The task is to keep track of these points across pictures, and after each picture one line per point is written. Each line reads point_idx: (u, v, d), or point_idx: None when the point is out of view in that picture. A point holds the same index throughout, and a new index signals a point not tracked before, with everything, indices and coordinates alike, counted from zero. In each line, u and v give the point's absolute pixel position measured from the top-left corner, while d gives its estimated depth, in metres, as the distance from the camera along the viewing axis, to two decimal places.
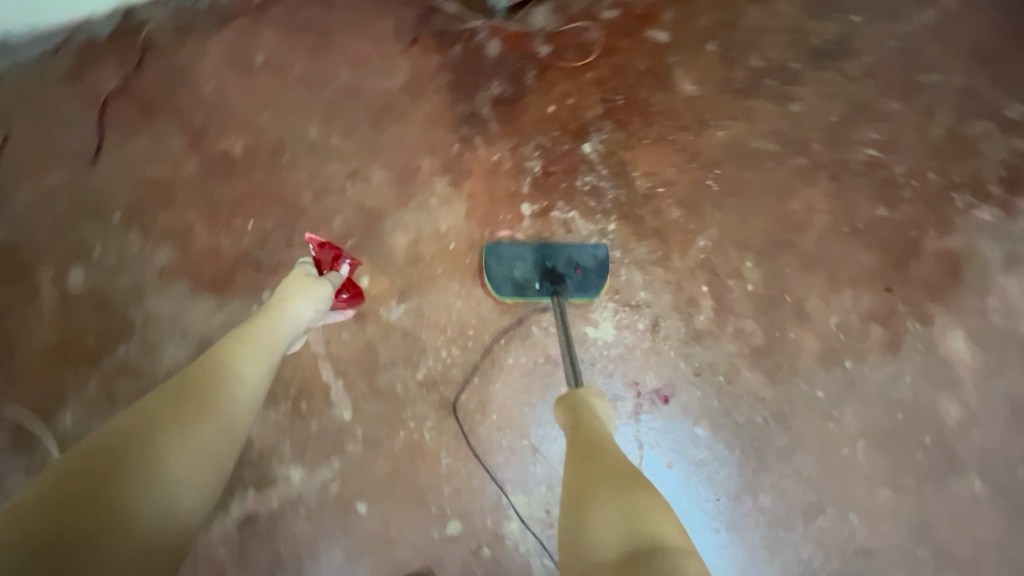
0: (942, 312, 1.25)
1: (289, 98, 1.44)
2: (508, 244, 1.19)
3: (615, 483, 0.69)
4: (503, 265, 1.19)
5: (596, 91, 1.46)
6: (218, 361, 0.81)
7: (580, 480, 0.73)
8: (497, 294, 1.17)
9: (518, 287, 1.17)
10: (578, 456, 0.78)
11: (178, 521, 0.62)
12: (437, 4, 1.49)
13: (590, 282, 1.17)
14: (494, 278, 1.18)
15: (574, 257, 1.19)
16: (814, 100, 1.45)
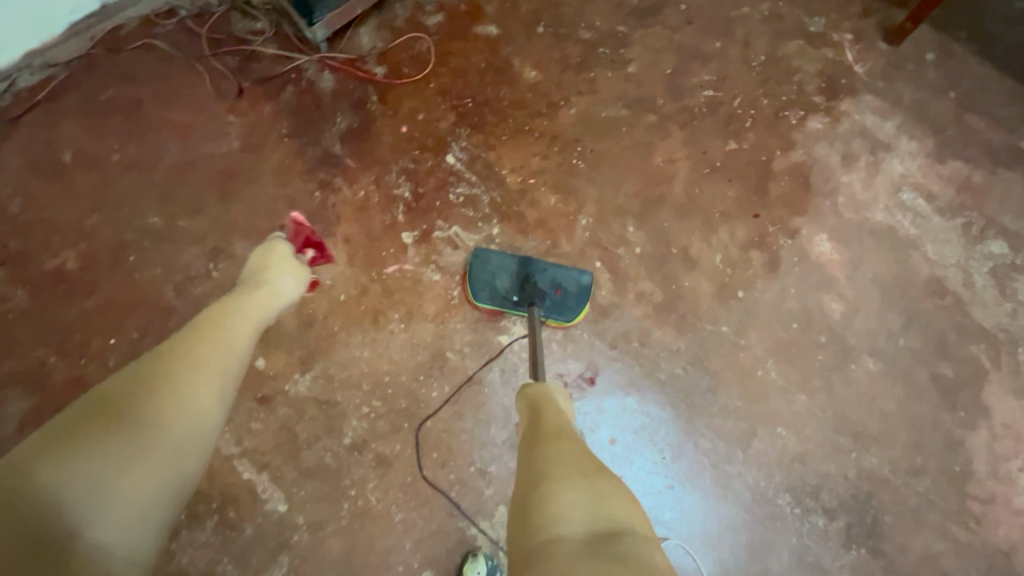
0: (804, 222, 1.37)
1: (118, 191, 1.31)
2: (495, 252, 1.21)
3: (580, 467, 0.65)
4: (487, 273, 1.20)
5: (444, 99, 1.45)
6: (188, 345, 0.76)
7: (541, 457, 0.69)
8: (472, 299, 1.19)
9: (495, 296, 1.18)
10: (537, 441, 0.73)
11: (128, 547, 0.57)
12: (255, 50, 1.44)
13: (567, 306, 1.18)
14: (475, 283, 1.19)
15: (557, 278, 1.20)
16: (646, 58, 1.53)
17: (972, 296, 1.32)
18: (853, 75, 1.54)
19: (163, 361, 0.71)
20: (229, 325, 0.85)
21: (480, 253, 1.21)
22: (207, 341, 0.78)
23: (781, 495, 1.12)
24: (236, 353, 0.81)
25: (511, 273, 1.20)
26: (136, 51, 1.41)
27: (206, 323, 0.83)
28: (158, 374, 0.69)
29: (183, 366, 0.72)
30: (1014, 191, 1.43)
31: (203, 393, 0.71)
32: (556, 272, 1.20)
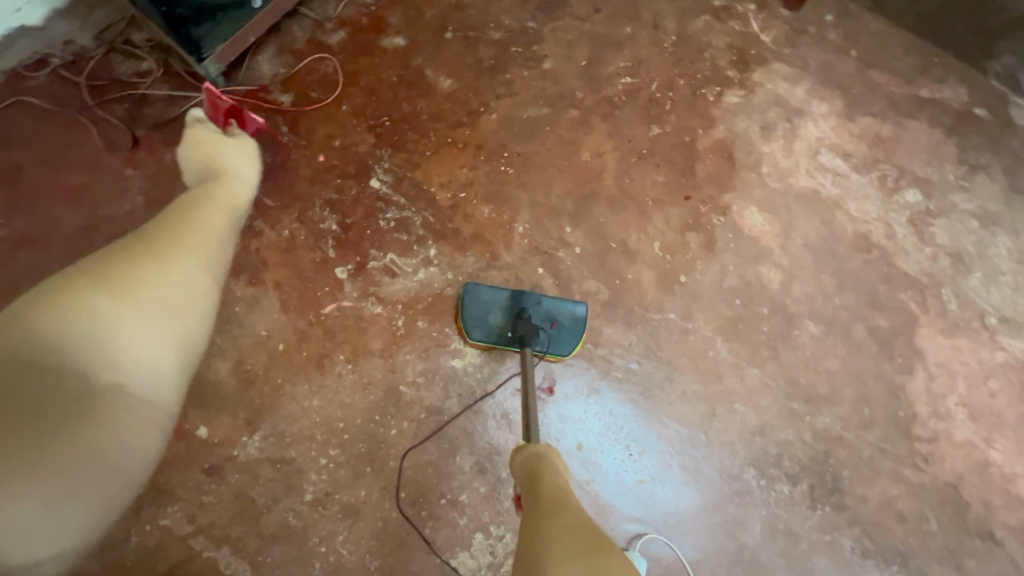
0: (733, 197, 1.40)
1: (12, 268, 1.19)
2: (486, 289, 1.17)
3: (577, 546, 0.63)
4: (480, 309, 1.17)
5: (360, 121, 1.39)
6: (163, 230, 0.82)
7: (543, 535, 0.67)
8: (465, 337, 1.16)
9: (489, 333, 1.15)
10: (537, 517, 0.72)
11: (148, 391, 0.64)
12: (145, 93, 1.34)
13: (563, 340, 1.16)
14: (468, 320, 1.17)
15: (552, 312, 1.17)
16: (560, 52, 1.51)
17: (895, 246, 1.38)
18: (760, 45, 1.57)
19: (151, 238, 0.79)
20: (209, 211, 0.92)
21: (471, 287, 1.18)
22: (190, 225, 0.85)
23: (746, 470, 1.15)
24: (199, 241, 0.83)
25: (503, 308, 1.17)
26: (7, 109, 1.29)
27: (183, 212, 0.89)
28: (148, 249, 0.76)
29: (171, 241, 0.80)
30: (920, 139, 1.50)
31: (193, 264, 0.78)
32: (551, 306, 1.18)
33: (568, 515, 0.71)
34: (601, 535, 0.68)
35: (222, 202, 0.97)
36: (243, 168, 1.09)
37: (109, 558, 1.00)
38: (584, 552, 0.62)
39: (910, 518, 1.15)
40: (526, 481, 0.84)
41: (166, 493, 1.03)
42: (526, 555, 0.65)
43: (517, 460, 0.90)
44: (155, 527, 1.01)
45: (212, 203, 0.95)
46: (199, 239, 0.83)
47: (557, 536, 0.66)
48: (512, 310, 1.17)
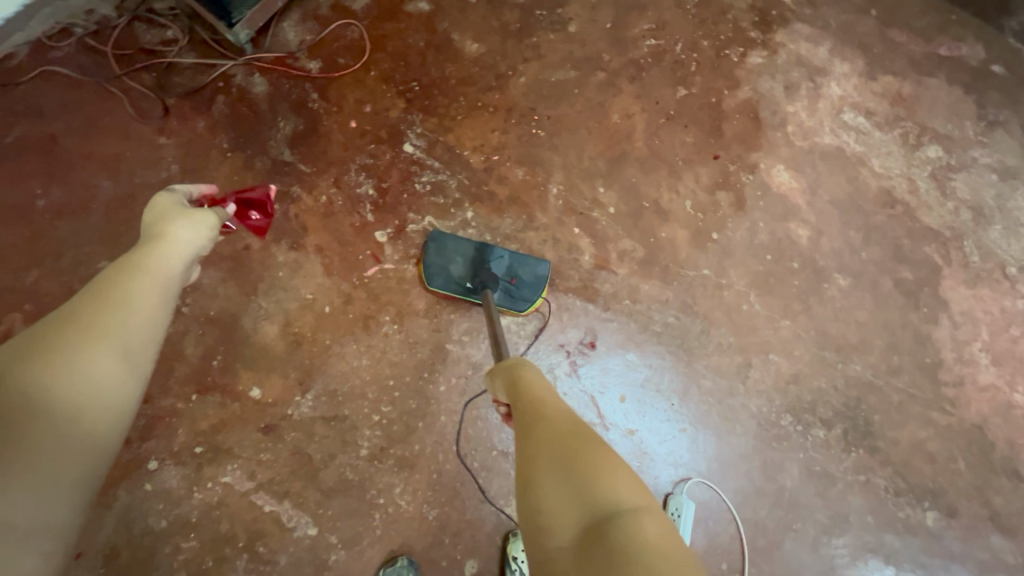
0: (761, 156, 1.42)
1: (53, 239, 1.18)
2: (452, 237, 1.19)
3: (558, 453, 0.66)
4: (442, 256, 1.18)
5: (389, 86, 1.38)
6: (85, 309, 0.59)
7: (530, 453, 0.69)
8: (425, 283, 1.17)
9: (449, 281, 1.17)
10: (521, 433, 0.74)
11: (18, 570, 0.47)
12: (173, 61, 1.33)
13: (524, 294, 1.17)
14: (429, 267, 1.18)
15: (512, 267, 1.19)
16: (585, 15, 1.51)
17: (918, 201, 1.41)
18: (782, 6, 1.58)
19: (58, 329, 0.56)
20: (141, 282, 0.67)
21: (437, 236, 1.20)
22: (114, 305, 0.61)
23: (783, 416, 1.19)
24: (117, 326, 0.60)
25: (466, 259, 1.19)
26: (33, 81, 1.28)
27: (112, 287, 0.64)
28: (41, 347, 0.53)
29: (76, 331, 0.56)
30: (941, 96, 1.52)
31: (110, 368, 0.56)
32: (510, 261, 1.20)
33: (549, 421, 0.74)
34: (583, 433, 0.70)
35: (171, 258, 0.73)
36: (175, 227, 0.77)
37: (175, 516, 1.02)
38: (564, 465, 0.64)
39: (939, 459, 1.20)
40: (512, 394, 0.86)
41: (226, 452, 1.06)
42: (520, 478, 0.68)
43: (500, 376, 0.92)
44: (217, 484, 1.04)
45: (158, 265, 0.71)
46: (126, 325, 0.60)
47: (540, 451, 0.68)
48: (472, 261, 1.18)
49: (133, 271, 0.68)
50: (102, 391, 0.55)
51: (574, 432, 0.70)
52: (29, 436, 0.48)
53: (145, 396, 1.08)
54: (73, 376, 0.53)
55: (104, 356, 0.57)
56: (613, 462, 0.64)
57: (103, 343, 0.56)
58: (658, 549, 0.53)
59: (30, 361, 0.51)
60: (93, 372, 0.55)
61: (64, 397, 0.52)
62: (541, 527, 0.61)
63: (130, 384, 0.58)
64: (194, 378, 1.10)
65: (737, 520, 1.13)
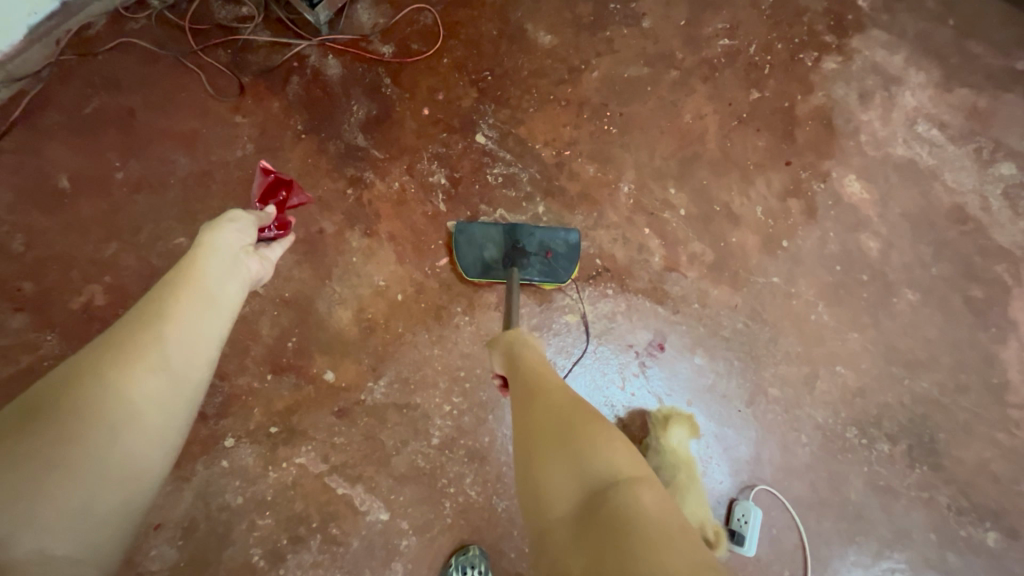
0: (833, 165, 1.40)
1: (130, 213, 1.18)
2: (479, 224, 1.17)
3: (559, 425, 0.66)
4: (476, 244, 1.16)
5: (462, 75, 1.37)
6: (130, 334, 0.65)
7: (527, 430, 0.70)
8: (466, 275, 1.16)
9: (489, 268, 1.15)
10: (521, 408, 0.74)
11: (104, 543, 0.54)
12: (248, 39, 1.32)
13: (561, 265, 1.17)
14: (463, 259, 1.16)
15: (545, 241, 1.18)
16: (659, 11, 1.48)
17: (991, 219, 1.39)
18: (859, 10, 1.54)
19: (102, 356, 0.62)
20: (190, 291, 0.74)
21: (463, 227, 1.18)
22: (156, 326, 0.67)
23: (848, 429, 1.20)
24: (162, 347, 0.65)
25: (498, 243, 1.17)
26: (110, 53, 1.27)
27: (169, 295, 0.73)
28: (105, 357, 0.61)
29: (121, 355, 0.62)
30: (1017, 112, 1.49)
31: (154, 384, 0.63)
32: (542, 236, 1.19)
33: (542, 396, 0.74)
34: (576, 407, 0.70)
35: (211, 274, 0.80)
36: (219, 238, 0.87)
37: (251, 493, 1.04)
38: (558, 441, 0.64)
39: (1002, 480, 1.20)
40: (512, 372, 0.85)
41: (300, 433, 1.07)
42: (521, 451, 0.68)
43: (501, 350, 0.92)
44: (292, 464, 1.06)
45: (199, 280, 0.77)
46: (166, 343, 0.66)
47: (536, 427, 0.68)
48: (505, 243, 1.17)
49: (183, 284, 0.75)
50: (150, 406, 0.61)
51: (572, 407, 0.70)
52: (85, 454, 0.54)
53: (222, 374, 1.09)
54: (118, 395, 0.59)
55: (149, 375, 0.63)
56: (610, 434, 0.64)
57: (162, 356, 0.65)
58: (657, 516, 0.54)
59: (85, 385, 0.58)
60: (137, 390, 0.61)
61: (116, 415, 0.58)
62: (542, 496, 0.61)
63: (181, 397, 0.65)
64: (270, 359, 1.11)
65: (801, 529, 1.15)
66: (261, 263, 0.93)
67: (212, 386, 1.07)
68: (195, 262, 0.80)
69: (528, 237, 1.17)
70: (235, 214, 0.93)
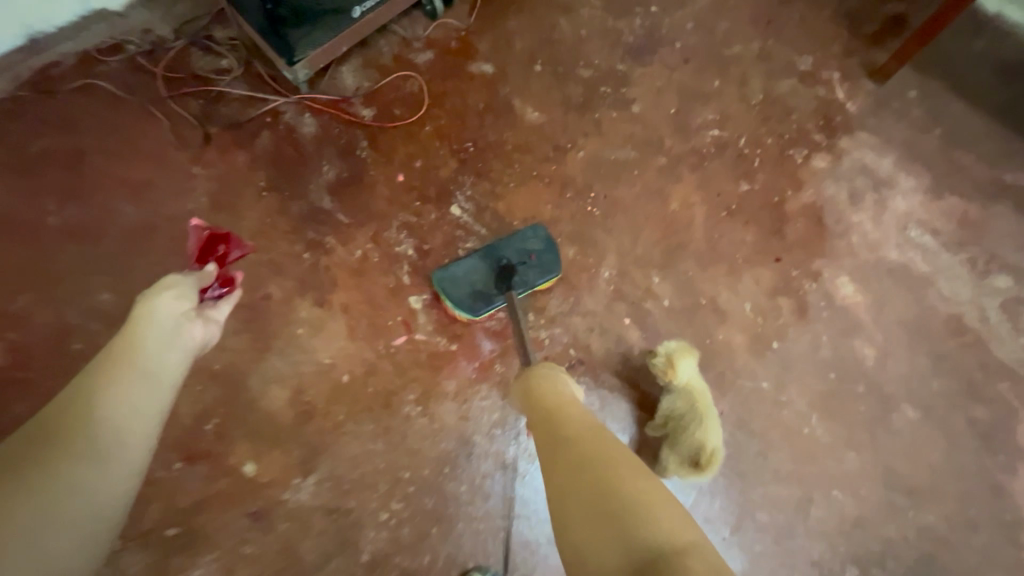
0: (825, 264, 1.33)
1: (56, 263, 1.06)
2: (458, 264, 1.09)
3: (589, 483, 0.60)
4: (463, 282, 1.07)
5: (443, 144, 1.32)
6: (57, 421, 0.56)
7: (556, 498, 0.62)
8: (469, 315, 1.06)
9: (487, 299, 1.06)
10: (548, 460, 0.68)
11: None
12: (222, 91, 1.27)
13: (548, 260, 1.09)
14: (460, 306, 1.06)
15: (522, 247, 1.11)
16: (649, 98, 1.48)
17: (990, 332, 1.31)
18: (845, 115, 1.56)
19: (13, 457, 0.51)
20: (127, 369, 0.64)
21: (440, 273, 1.08)
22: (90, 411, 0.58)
23: (848, 567, 1.07)
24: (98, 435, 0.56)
25: (481, 271, 1.08)
26: (73, 93, 1.21)
27: (105, 371, 0.63)
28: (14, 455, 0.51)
29: (47, 449, 0.53)
30: (1009, 224, 1.46)
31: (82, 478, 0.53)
32: (517, 246, 1.12)
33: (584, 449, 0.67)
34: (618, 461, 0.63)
35: (158, 344, 0.71)
36: (161, 299, 0.76)
37: None
38: (594, 501, 0.57)
39: None
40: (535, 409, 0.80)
41: (204, 539, 0.91)
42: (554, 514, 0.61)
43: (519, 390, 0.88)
44: None
45: (140, 353, 0.68)
46: (97, 430, 0.57)
47: (566, 484, 0.62)
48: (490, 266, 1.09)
49: (120, 363, 0.65)
50: (82, 505, 0.52)
51: (601, 455, 0.64)
52: None
53: None
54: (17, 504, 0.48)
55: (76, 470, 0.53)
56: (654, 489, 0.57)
57: (84, 451, 0.55)
58: None
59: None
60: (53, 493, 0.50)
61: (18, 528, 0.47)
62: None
63: (108, 497, 0.54)
64: (182, 443, 0.95)
65: None
66: (207, 327, 0.82)
67: None
68: (138, 331, 0.71)
69: (506, 252, 1.10)
70: (174, 278, 0.80)
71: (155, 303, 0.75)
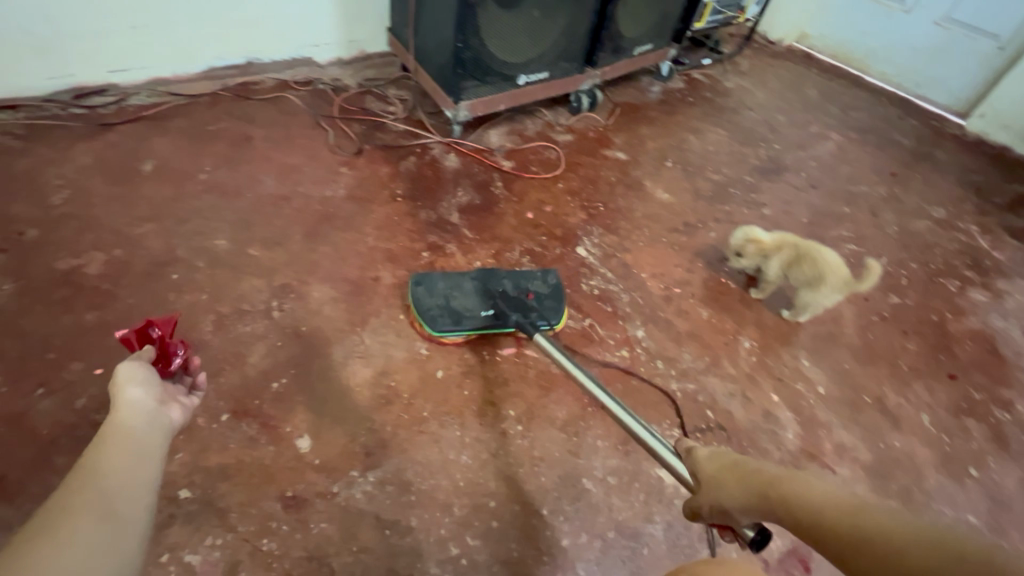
0: (1016, 396, 1.09)
1: (189, 207, 1.05)
2: (443, 274, 0.92)
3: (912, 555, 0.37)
4: (438, 295, 0.89)
5: (574, 199, 1.32)
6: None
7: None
8: (431, 332, 0.87)
9: (459, 318, 0.87)
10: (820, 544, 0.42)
11: None
12: (385, 123, 1.38)
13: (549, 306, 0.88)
14: (427, 314, 0.87)
15: (522, 283, 0.92)
16: (779, 207, 1.46)
17: None
18: (997, 259, 1.44)
19: None
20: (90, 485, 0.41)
21: (420, 279, 0.91)
22: (46, 533, 0.36)
23: None
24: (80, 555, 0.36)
25: (465, 292, 0.90)
26: (263, 100, 1.35)
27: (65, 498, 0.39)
28: None
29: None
30: None
31: (77, 554, 0.36)
32: (516, 281, 0.93)
33: (845, 552, 0.40)
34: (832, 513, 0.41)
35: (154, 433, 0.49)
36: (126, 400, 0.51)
37: None
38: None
39: None
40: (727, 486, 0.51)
41: (217, 517, 0.67)
42: None
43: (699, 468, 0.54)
44: (176, 562, 0.63)
45: (130, 442, 0.46)
46: (86, 529, 0.37)
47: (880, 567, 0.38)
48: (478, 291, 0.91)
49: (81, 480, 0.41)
50: None
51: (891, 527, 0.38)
52: None
53: None
54: None
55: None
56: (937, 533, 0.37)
57: None
58: None
59: None
60: None
61: None
62: None
63: None
64: (238, 395, 0.78)
65: None
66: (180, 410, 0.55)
67: None
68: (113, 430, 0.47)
69: (498, 281, 0.91)
70: (137, 369, 0.54)
71: (121, 403, 0.50)
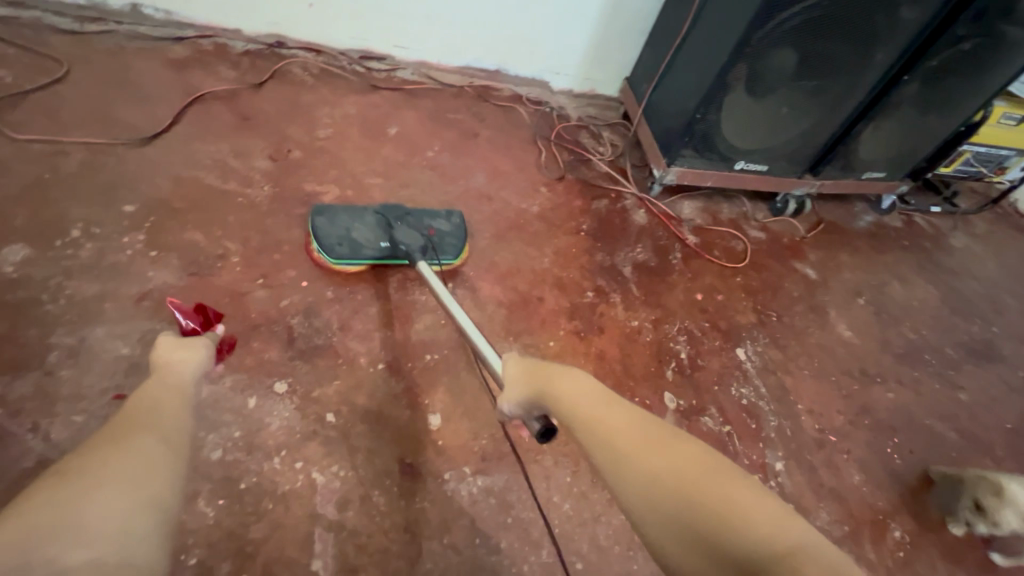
0: None
1: (411, 176, 1.19)
2: (345, 209, 0.93)
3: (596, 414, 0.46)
4: (339, 226, 0.90)
5: (748, 298, 1.25)
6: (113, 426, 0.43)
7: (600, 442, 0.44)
8: (330, 261, 0.89)
9: (358, 249, 0.89)
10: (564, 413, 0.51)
11: None
12: (592, 160, 1.44)
13: (447, 244, 0.93)
14: (325, 242, 0.89)
15: (424, 221, 0.95)
16: (980, 397, 1.26)
17: None
18: None
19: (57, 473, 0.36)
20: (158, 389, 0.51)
21: (322, 208, 0.92)
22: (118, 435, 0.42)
23: None
24: (144, 463, 0.39)
25: (365, 223, 0.92)
26: (498, 105, 1.48)
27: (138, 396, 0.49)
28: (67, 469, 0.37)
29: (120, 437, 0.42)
30: None
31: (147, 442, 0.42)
32: (419, 218, 0.96)
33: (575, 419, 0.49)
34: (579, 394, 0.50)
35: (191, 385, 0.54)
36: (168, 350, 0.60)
37: (233, 462, 0.70)
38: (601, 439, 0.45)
39: None
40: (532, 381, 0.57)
41: (347, 452, 0.74)
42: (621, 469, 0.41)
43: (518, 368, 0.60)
44: (307, 475, 0.71)
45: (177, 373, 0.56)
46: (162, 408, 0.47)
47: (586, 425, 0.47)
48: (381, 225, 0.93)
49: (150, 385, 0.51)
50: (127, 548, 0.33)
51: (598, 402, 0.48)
52: None
53: (344, 324, 0.86)
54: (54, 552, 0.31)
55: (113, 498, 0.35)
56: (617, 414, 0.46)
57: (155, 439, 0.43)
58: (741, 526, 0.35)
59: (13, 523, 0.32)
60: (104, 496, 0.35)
61: None
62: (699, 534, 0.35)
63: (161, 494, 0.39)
64: (397, 352, 0.85)
65: None
66: None
67: (326, 327, 0.85)
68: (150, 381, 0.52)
69: (399, 215, 0.93)
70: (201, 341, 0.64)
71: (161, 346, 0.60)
